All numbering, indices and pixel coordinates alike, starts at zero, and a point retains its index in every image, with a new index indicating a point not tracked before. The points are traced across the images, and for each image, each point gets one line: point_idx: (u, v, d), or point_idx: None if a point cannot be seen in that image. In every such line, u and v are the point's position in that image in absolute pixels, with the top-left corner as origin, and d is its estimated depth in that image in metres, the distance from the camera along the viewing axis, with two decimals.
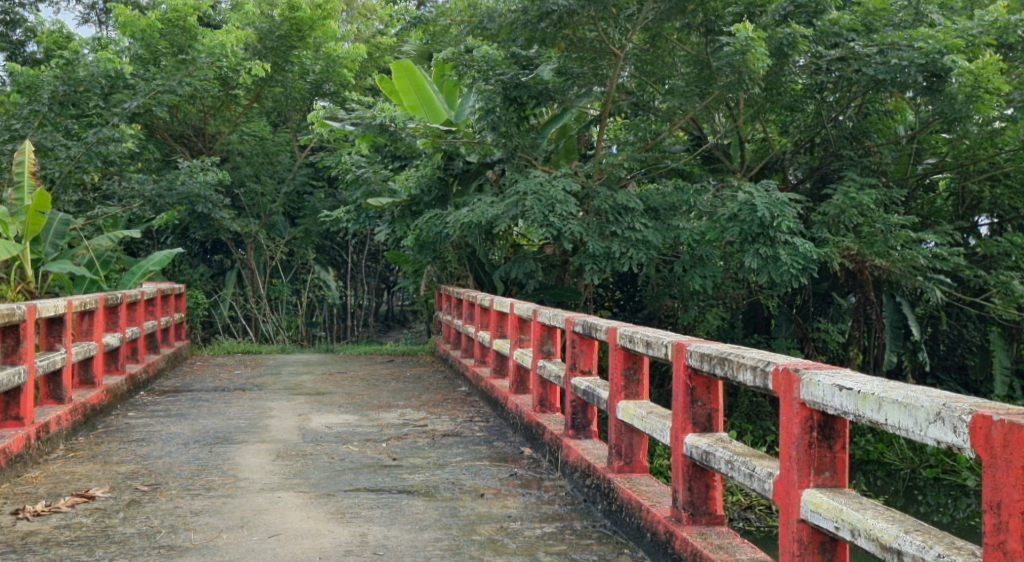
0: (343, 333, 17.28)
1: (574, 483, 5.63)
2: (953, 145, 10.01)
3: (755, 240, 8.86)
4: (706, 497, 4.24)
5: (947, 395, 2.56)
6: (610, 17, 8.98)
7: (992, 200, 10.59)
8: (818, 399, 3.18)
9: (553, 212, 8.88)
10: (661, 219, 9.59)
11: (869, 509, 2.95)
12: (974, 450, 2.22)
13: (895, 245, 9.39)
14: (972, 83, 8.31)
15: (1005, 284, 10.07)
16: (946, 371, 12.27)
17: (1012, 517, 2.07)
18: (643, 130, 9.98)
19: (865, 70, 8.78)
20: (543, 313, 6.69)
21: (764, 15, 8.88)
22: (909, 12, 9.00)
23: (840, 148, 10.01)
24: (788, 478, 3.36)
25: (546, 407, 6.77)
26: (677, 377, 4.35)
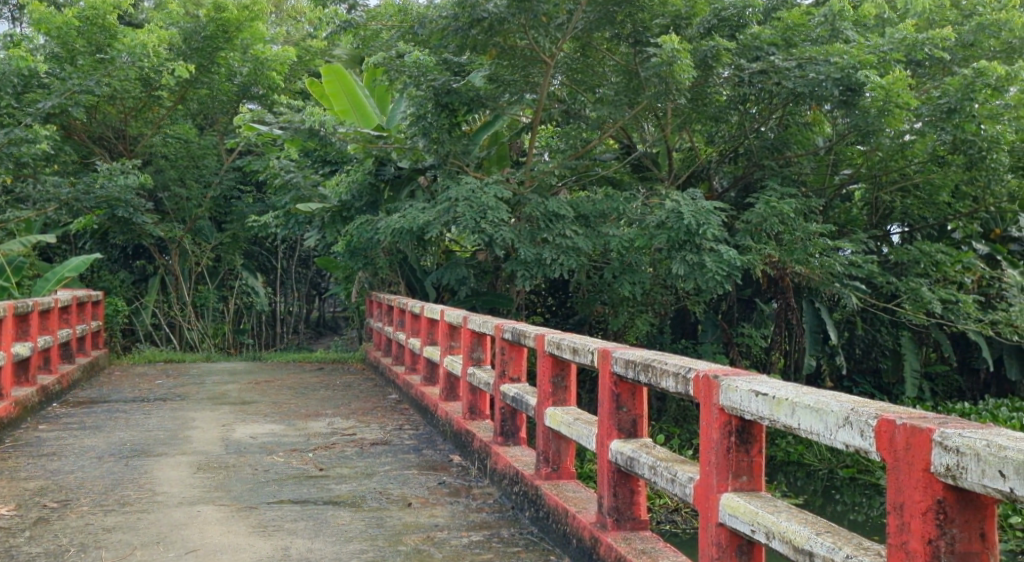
0: (272, 340, 17.20)
1: (502, 491, 5.66)
2: (867, 157, 10.18)
3: (682, 247, 9.04)
4: (631, 502, 4.30)
5: (855, 400, 2.66)
6: (540, 26, 9.05)
7: (903, 209, 10.88)
8: (736, 404, 3.28)
9: (485, 219, 8.85)
10: (591, 226, 9.66)
11: (783, 512, 3.04)
12: (880, 453, 2.30)
13: (814, 252, 9.66)
14: (884, 97, 8.71)
15: (914, 290, 10.35)
16: (861, 374, 12.64)
17: (913, 517, 2.15)
18: (575, 138, 10.17)
19: (785, 83, 9.02)
20: (473, 320, 6.71)
21: (689, 28, 9.11)
22: (827, 28, 9.19)
23: (762, 158, 10.22)
24: (708, 483, 3.44)
25: (476, 414, 6.78)
26: (602, 384, 4.41)
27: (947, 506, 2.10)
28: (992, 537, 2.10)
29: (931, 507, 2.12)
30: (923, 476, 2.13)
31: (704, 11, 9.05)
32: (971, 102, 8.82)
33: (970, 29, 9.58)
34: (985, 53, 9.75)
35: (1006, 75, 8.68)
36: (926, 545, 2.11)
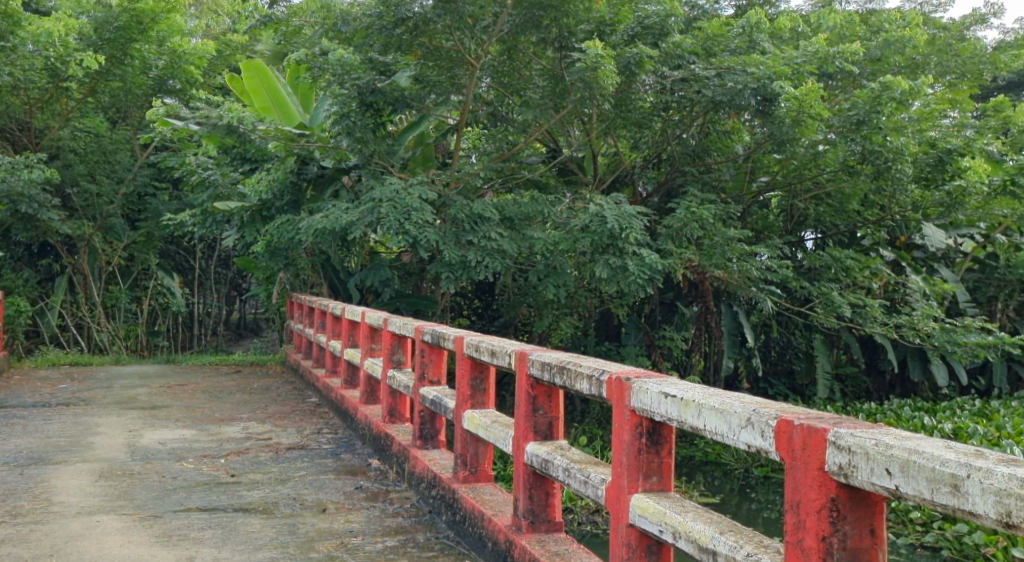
0: (189, 342, 16.96)
1: (420, 495, 5.64)
2: (783, 166, 10.45)
3: (605, 250, 9.11)
4: (546, 504, 4.33)
5: (757, 401, 2.76)
6: (465, 27, 9.01)
7: (816, 216, 11.16)
8: (646, 405, 3.34)
9: (408, 220, 8.79)
10: (516, 229, 9.66)
11: (690, 511, 3.12)
12: (779, 453, 2.42)
13: (732, 257, 9.88)
14: (797, 107, 8.92)
15: (825, 295, 10.65)
16: (777, 376, 12.95)
17: (808, 515, 2.26)
18: (501, 141, 10.07)
19: (705, 92, 9.16)
20: (394, 322, 6.67)
21: (614, 35, 9.21)
22: (745, 39, 9.41)
23: (683, 164, 10.47)
24: (619, 484, 3.49)
25: (396, 417, 6.74)
26: (519, 386, 4.42)
27: (839, 504, 2.22)
28: (881, 534, 2.23)
29: (825, 505, 2.23)
30: (818, 475, 2.25)
31: (628, 18, 9.19)
32: (878, 114, 9.13)
33: (878, 45, 9.84)
34: (890, 67, 10.12)
35: (910, 88, 9.02)
36: (820, 542, 2.22)
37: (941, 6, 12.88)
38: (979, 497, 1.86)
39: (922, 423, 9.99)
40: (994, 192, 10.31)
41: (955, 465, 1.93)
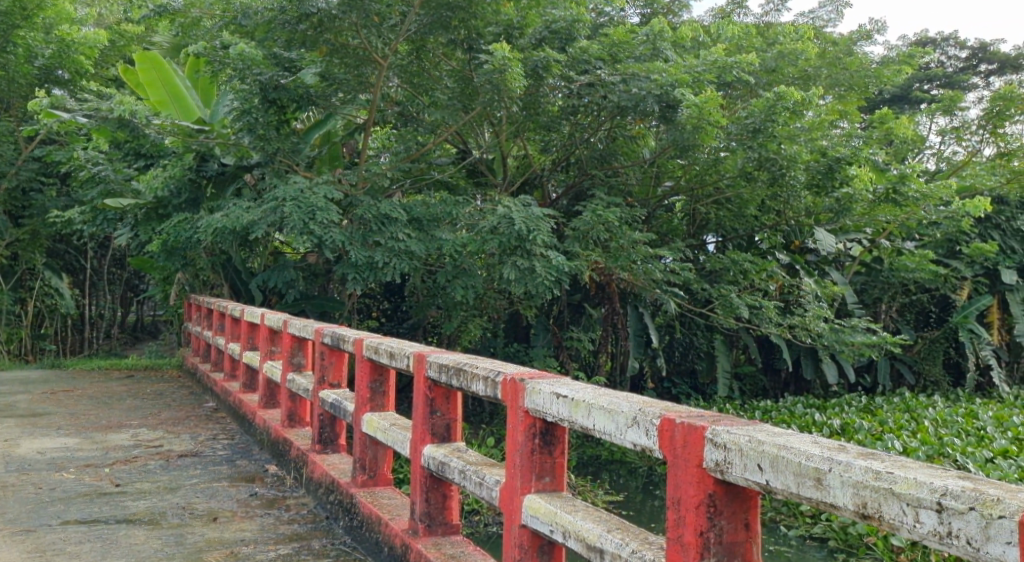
0: (79, 345, 16.35)
1: (317, 500, 5.54)
2: (686, 170, 10.65)
3: (513, 252, 9.06)
4: (443, 507, 4.30)
5: (641, 400, 3.03)
6: (372, 25, 8.93)
7: (717, 221, 11.35)
8: (539, 406, 3.37)
9: (313, 220, 8.62)
10: (424, 230, 9.52)
11: (579, 511, 3.21)
12: (661, 450, 2.75)
13: (637, 259, 9.99)
14: (697, 115, 9.15)
15: (724, 297, 10.94)
16: (680, 375, 13.24)
17: (689, 511, 2.60)
18: (410, 141, 10.00)
19: (610, 97, 9.21)
20: (294, 324, 6.56)
21: (522, 38, 9.27)
22: (648, 46, 9.40)
23: (591, 168, 10.58)
24: (512, 485, 3.50)
25: (295, 422, 6.61)
26: (416, 389, 4.38)
27: (715, 499, 2.58)
28: (753, 526, 2.61)
29: (703, 501, 2.58)
30: (697, 472, 2.60)
31: (535, 22, 9.27)
32: (773, 122, 9.38)
33: (773, 56, 10.29)
34: (784, 78, 10.55)
35: (802, 99, 9.30)
36: (699, 536, 2.56)
37: (831, 21, 13.38)
38: (839, 489, 2.25)
39: (813, 419, 10.32)
40: (878, 199, 10.63)
41: (818, 460, 2.32)
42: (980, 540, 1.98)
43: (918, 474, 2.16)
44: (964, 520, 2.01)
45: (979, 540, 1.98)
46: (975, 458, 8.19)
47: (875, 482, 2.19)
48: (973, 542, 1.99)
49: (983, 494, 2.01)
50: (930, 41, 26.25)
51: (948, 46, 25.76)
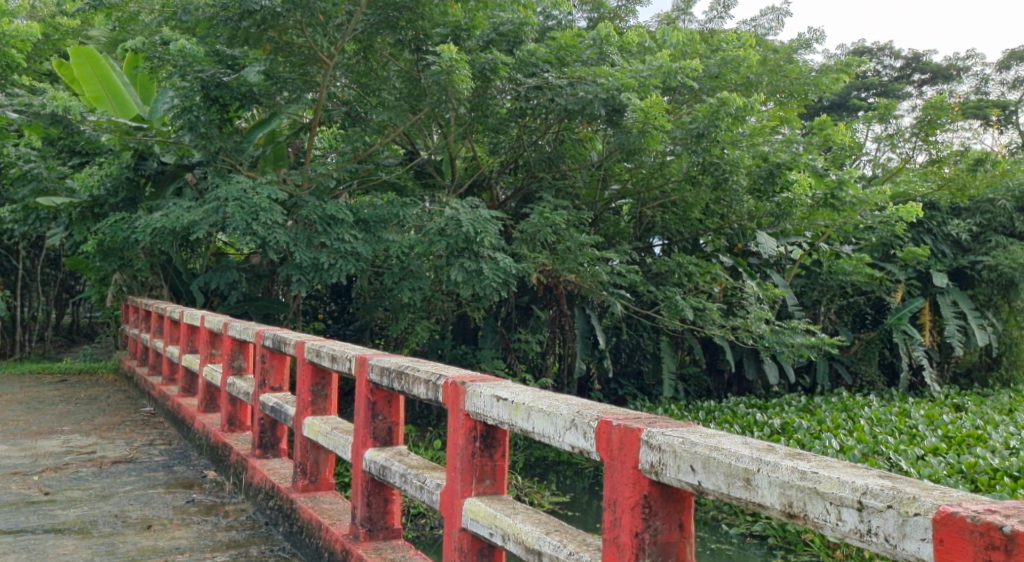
0: (11, 348, 15.87)
1: (257, 506, 5.46)
2: (633, 174, 10.66)
3: (460, 254, 9.00)
4: (385, 511, 4.26)
5: (578, 403, 3.20)
6: (316, 24, 8.81)
7: (663, 224, 11.49)
8: (481, 409, 3.43)
9: (257, 221, 8.49)
10: (371, 231, 9.40)
11: (519, 514, 3.30)
12: (599, 453, 2.96)
13: (584, 262, 10.02)
14: (642, 120, 9.12)
15: (670, 300, 11.04)
16: (626, 376, 13.30)
17: (624, 513, 2.83)
18: (357, 142, 9.90)
19: (558, 101, 9.22)
20: (234, 326, 6.47)
21: (469, 40, 9.13)
22: (595, 51, 9.48)
23: (539, 170, 10.61)
24: (452, 488, 3.55)
25: (235, 426, 6.51)
26: (358, 392, 4.33)
27: (650, 500, 2.80)
28: (687, 526, 2.84)
29: (637, 502, 2.81)
30: (632, 475, 2.83)
31: (483, 24, 9.16)
32: (716, 128, 9.44)
33: (716, 62, 10.35)
34: (727, 84, 10.59)
35: (745, 105, 9.38)
36: (634, 536, 2.79)
37: (772, 30, 13.56)
38: (767, 489, 2.50)
39: (755, 419, 10.45)
40: (817, 204, 10.78)
41: (747, 461, 2.57)
42: (896, 537, 2.25)
43: (840, 474, 2.44)
44: (882, 518, 2.27)
45: (895, 537, 2.25)
46: (908, 455, 8.36)
47: (801, 483, 2.45)
48: (891, 538, 2.25)
49: (900, 493, 2.28)
50: (867, 50, 26.88)
51: (884, 56, 26.33)
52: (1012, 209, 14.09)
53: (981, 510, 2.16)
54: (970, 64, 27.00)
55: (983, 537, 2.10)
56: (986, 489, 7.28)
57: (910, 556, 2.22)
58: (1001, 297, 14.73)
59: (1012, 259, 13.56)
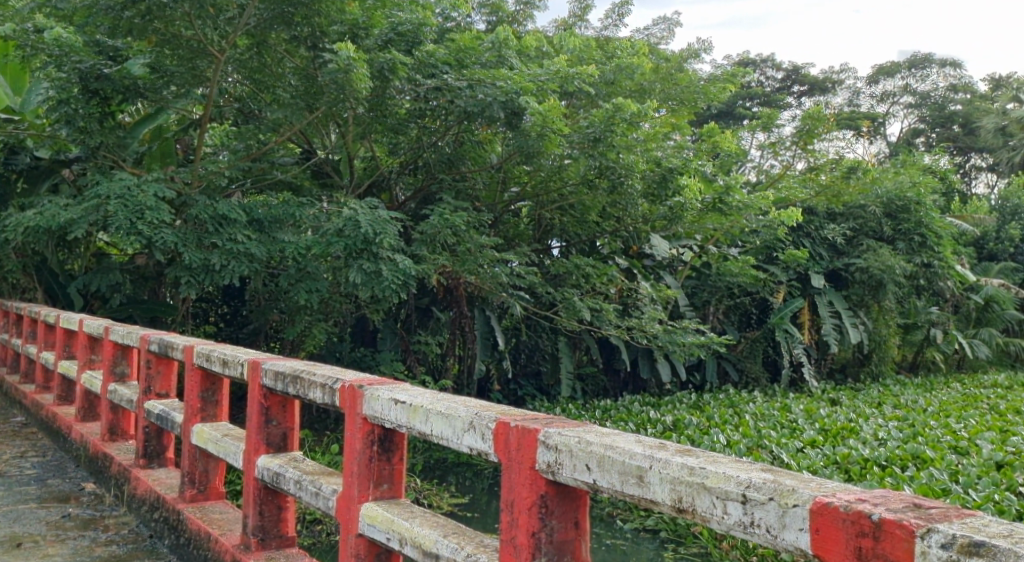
0: None
1: (141, 518, 5.29)
2: (532, 177, 10.73)
3: (358, 255, 8.90)
4: (278, 520, 4.18)
5: (477, 405, 3.22)
6: (206, 17, 8.57)
7: (562, 226, 11.62)
8: (378, 413, 3.42)
9: (141, 220, 8.21)
10: (266, 232, 9.21)
11: (416, 518, 3.30)
12: (496, 453, 2.98)
13: (483, 264, 10.05)
14: (541, 123, 9.35)
15: (568, 301, 11.20)
16: (524, 377, 13.38)
17: (521, 513, 2.86)
18: (251, 139, 9.75)
19: (457, 102, 9.22)
20: (116, 331, 6.24)
21: (367, 39, 9.06)
22: (493, 54, 9.49)
23: (439, 172, 10.57)
24: (349, 494, 3.51)
25: (117, 435, 6.29)
26: (250, 397, 4.23)
27: (546, 500, 2.84)
28: (583, 525, 2.88)
29: (534, 502, 2.85)
30: (529, 474, 2.86)
31: (381, 23, 9.09)
32: (611, 133, 9.62)
33: (611, 69, 10.52)
34: (621, 90, 10.87)
35: (638, 111, 9.58)
36: (530, 536, 2.83)
37: (664, 39, 13.91)
38: (658, 485, 2.57)
39: (648, 416, 10.67)
40: (706, 208, 11.07)
41: (641, 459, 2.63)
42: (777, 528, 2.35)
43: (726, 469, 2.53)
44: (765, 510, 2.37)
45: (776, 527, 2.35)
46: (789, 448, 8.69)
47: (689, 478, 2.53)
48: (772, 529, 2.35)
49: (781, 485, 2.39)
50: (751, 61, 27.92)
51: (767, 68, 27.34)
52: (880, 215, 14.93)
53: (853, 500, 2.28)
54: (842, 79, 28.48)
55: (854, 525, 2.22)
56: (858, 478, 7.64)
57: (790, 545, 2.33)
58: (871, 298, 15.25)
59: (880, 262, 14.32)
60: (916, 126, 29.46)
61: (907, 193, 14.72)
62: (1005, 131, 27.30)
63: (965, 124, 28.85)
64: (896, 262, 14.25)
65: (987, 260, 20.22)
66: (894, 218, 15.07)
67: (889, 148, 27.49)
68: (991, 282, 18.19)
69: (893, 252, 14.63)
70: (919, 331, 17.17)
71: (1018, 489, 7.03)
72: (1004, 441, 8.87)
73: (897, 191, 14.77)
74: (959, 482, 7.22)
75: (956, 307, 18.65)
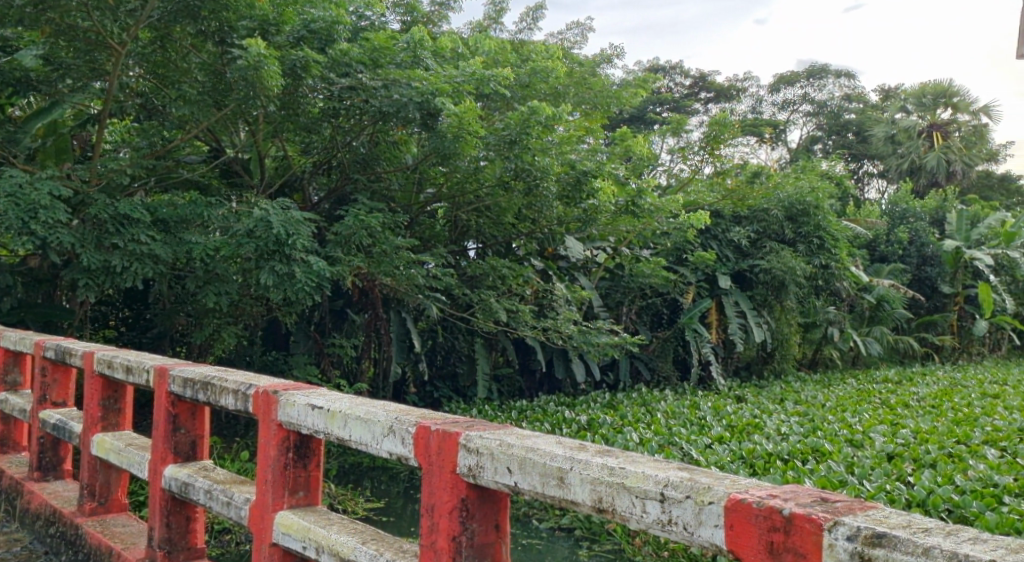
0: None
1: (35, 534, 5.05)
2: (447, 178, 10.67)
3: (270, 257, 8.71)
4: (186, 531, 4.04)
5: (396, 409, 3.16)
6: (105, 8, 8.25)
7: (478, 227, 11.58)
8: (294, 419, 3.32)
9: (35, 218, 7.84)
10: (170, 233, 8.84)
11: (334, 525, 3.22)
12: (416, 458, 2.93)
13: (400, 265, 9.93)
14: (457, 124, 9.33)
15: (485, 303, 11.17)
16: (441, 379, 13.20)
17: (441, 518, 2.82)
18: (155, 137, 9.40)
19: (371, 102, 9.16)
20: (7, 337, 5.94)
21: (278, 35, 8.83)
22: (409, 54, 9.38)
23: (352, 172, 10.42)
24: (263, 502, 3.41)
25: (8, 446, 6.00)
26: (157, 405, 4.07)
27: (467, 503, 2.80)
28: (503, 528, 2.86)
29: (455, 505, 2.81)
30: (450, 478, 2.82)
31: (293, 20, 8.85)
32: (527, 135, 9.64)
33: (526, 72, 10.58)
34: (536, 93, 10.90)
35: (553, 114, 9.66)
36: (451, 540, 2.79)
37: (578, 44, 14.02)
38: (579, 486, 2.56)
39: (563, 416, 10.72)
40: (619, 211, 11.18)
41: (561, 460, 2.61)
42: (693, 525, 2.36)
43: (645, 468, 2.53)
44: (682, 508, 2.38)
45: (693, 525, 2.36)
46: (698, 444, 8.82)
47: (609, 478, 2.52)
48: (687, 526, 2.36)
49: (697, 483, 2.40)
50: (660, 68, 28.43)
51: (675, 74, 27.92)
52: (783, 218, 15.17)
53: (765, 495, 2.31)
54: (746, 87, 29.26)
55: (766, 520, 2.25)
56: (762, 472, 7.82)
57: (705, 542, 2.34)
58: (774, 299, 15.47)
59: (782, 263, 14.77)
60: (813, 133, 30.62)
61: (807, 198, 14.88)
62: (893, 139, 28.42)
63: (859, 132, 29.90)
64: (798, 263, 14.72)
65: (879, 261, 20.74)
66: (795, 221, 15.37)
67: (790, 154, 28.34)
68: (882, 281, 18.43)
69: (794, 254, 15.10)
70: (817, 330, 17.61)
71: (908, 479, 7.36)
72: (896, 434, 9.22)
73: (796, 197, 14.87)
74: (855, 473, 7.47)
75: (851, 306, 19.09)
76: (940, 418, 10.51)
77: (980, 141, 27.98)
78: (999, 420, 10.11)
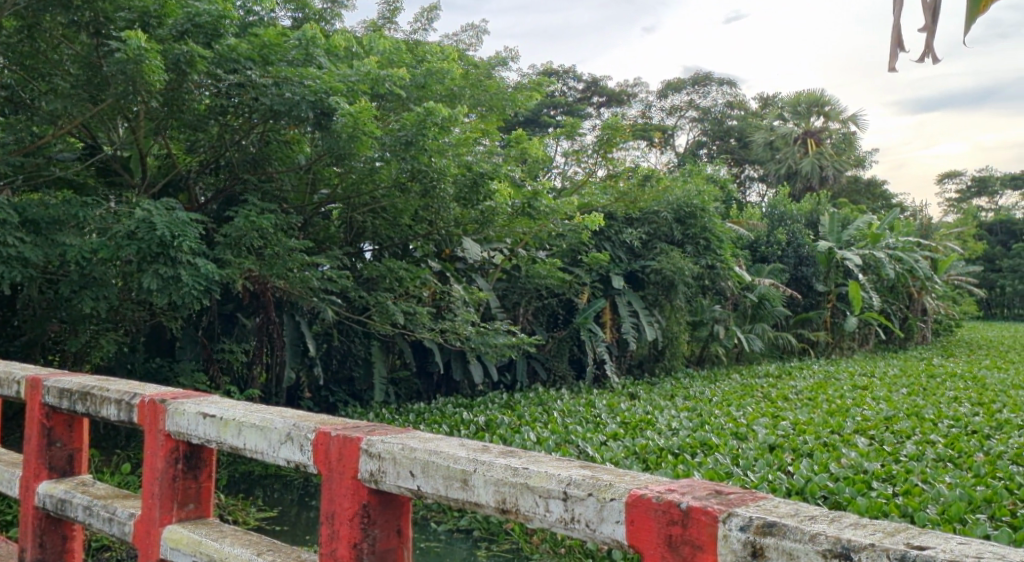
0: None
1: None
2: (343, 178, 10.43)
3: (154, 259, 8.38)
4: (62, 551, 3.81)
5: (293, 415, 3.03)
6: None
7: (374, 229, 11.35)
8: (184, 428, 3.16)
9: None
10: (42, 234, 8.29)
11: (227, 537, 3.08)
12: (316, 464, 2.82)
13: (292, 267, 9.69)
14: (352, 124, 9.07)
15: (381, 304, 11.02)
16: (336, 384, 12.96)
17: (342, 525, 2.72)
18: (22, 131, 8.74)
19: (262, 100, 8.93)
20: None
21: (160, 28, 8.50)
22: (300, 52, 9.17)
23: (242, 172, 10.09)
24: (149, 517, 3.23)
25: None
26: (29, 418, 3.81)
27: (369, 509, 2.71)
28: (405, 533, 2.77)
29: (357, 512, 2.71)
30: (351, 483, 2.72)
31: (176, 12, 8.51)
32: (423, 137, 9.55)
33: (422, 73, 10.36)
34: (432, 94, 10.77)
35: (449, 115, 9.61)
36: (352, 548, 2.69)
37: (473, 46, 13.97)
38: (482, 487, 2.49)
39: (461, 418, 10.66)
40: (515, 212, 11.22)
41: (464, 463, 2.54)
42: (596, 522, 2.32)
43: (548, 467, 2.48)
44: (584, 505, 2.34)
45: (595, 521, 2.32)
46: (593, 441, 8.89)
47: (513, 478, 2.46)
48: (590, 523, 2.32)
49: (599, 480, 2.36)
50: (552, 72, 28.65)
51: (568, 78, 28.15)
52: (672, 220, 15.56)
53: (663, 489, 2.29)
54: (635, 93, 29.78)
55: (665, 515, 2.23)
56: (654, 467, 7.93)
57: (607, 538, 2.31)
58: (665, 298, 15.82)
59: (672, 264, 15.11)
60: (698, 137, 31.38)
61: (694, 200, 15.33)
62: (772, 146, 29.41)
63: (740, 138, 30.84)
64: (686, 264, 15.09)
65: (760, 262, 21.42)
66: (683, 223, 15.75)
67: (677, 158, 28.98)
68: (763, 281, 19.03)
69: (682, 254, 15.46)
70: (704, 327, 18.06)
71: (788, 469, 7.57)
72: (776, 426, 9.49)
73: (685, 199, 15.42)
74: (739, 465, 7.63)
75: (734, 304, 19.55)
76: (816, 409, 10.90)
77: (849, 148, 29.21)
78: (868, 411, 10.56)
